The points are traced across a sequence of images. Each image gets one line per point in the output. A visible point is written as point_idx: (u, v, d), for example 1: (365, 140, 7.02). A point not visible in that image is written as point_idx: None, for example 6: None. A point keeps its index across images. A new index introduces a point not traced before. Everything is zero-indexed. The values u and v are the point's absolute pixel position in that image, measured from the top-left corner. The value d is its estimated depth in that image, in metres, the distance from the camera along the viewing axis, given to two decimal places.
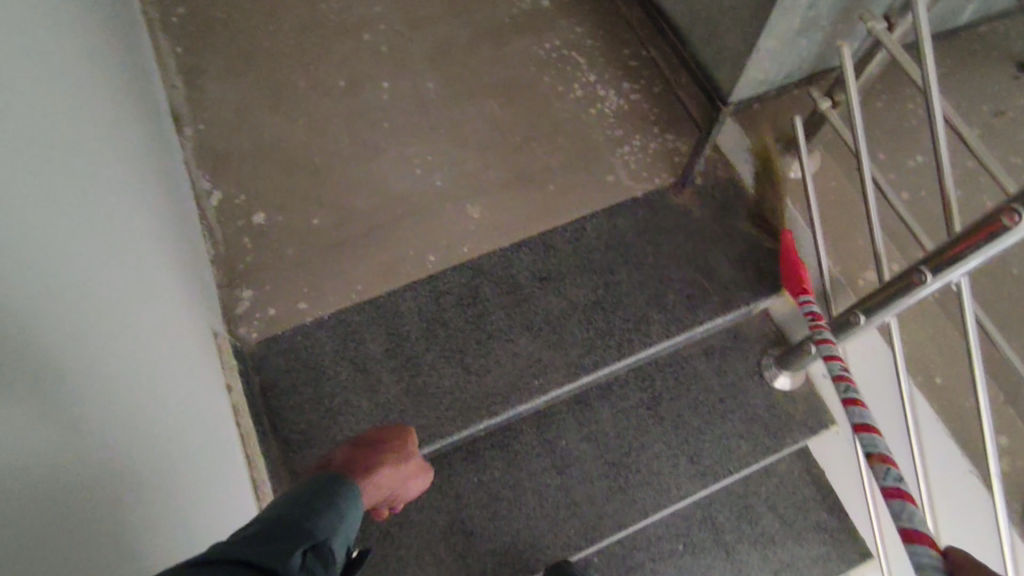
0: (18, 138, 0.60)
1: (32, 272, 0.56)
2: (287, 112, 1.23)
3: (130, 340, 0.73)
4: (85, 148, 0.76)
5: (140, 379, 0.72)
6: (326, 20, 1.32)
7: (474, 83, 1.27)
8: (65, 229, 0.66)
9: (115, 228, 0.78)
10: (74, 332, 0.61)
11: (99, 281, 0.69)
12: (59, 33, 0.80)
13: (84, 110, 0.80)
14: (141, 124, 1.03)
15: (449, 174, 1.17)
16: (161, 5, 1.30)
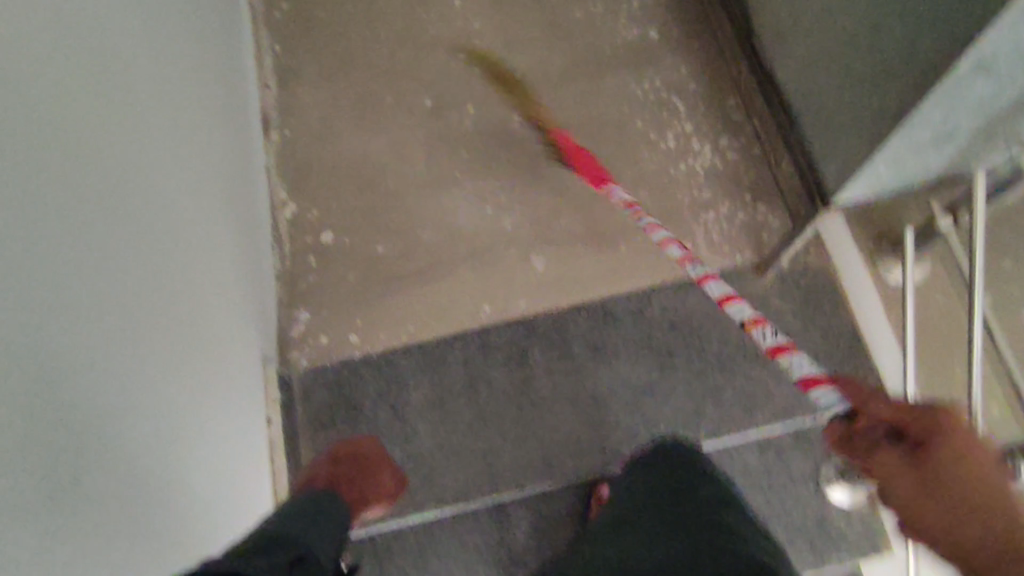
0: (118, 176, 0.63)
1: (111, 315, 0.59)
2: (370, 128, 1.22)
3: (189, 358, 0.75)
4: (167, 145, 0.76)
5: (193, 398, 0.75)
6: (423, 32, 1.29)
7: (562, 117, 1.21)
8: (155, 266, 0.69)
9: (183, 231, 0.78)
10: (135, 366, 0.62)
11: (169, 309, 0.71)
12: (167, 50, 0.82)
13: (172, 106, 0.80)
14: (230, 130, 1.05)
15: (519, 215, 1.13)
16: (268, 2, 1.32)
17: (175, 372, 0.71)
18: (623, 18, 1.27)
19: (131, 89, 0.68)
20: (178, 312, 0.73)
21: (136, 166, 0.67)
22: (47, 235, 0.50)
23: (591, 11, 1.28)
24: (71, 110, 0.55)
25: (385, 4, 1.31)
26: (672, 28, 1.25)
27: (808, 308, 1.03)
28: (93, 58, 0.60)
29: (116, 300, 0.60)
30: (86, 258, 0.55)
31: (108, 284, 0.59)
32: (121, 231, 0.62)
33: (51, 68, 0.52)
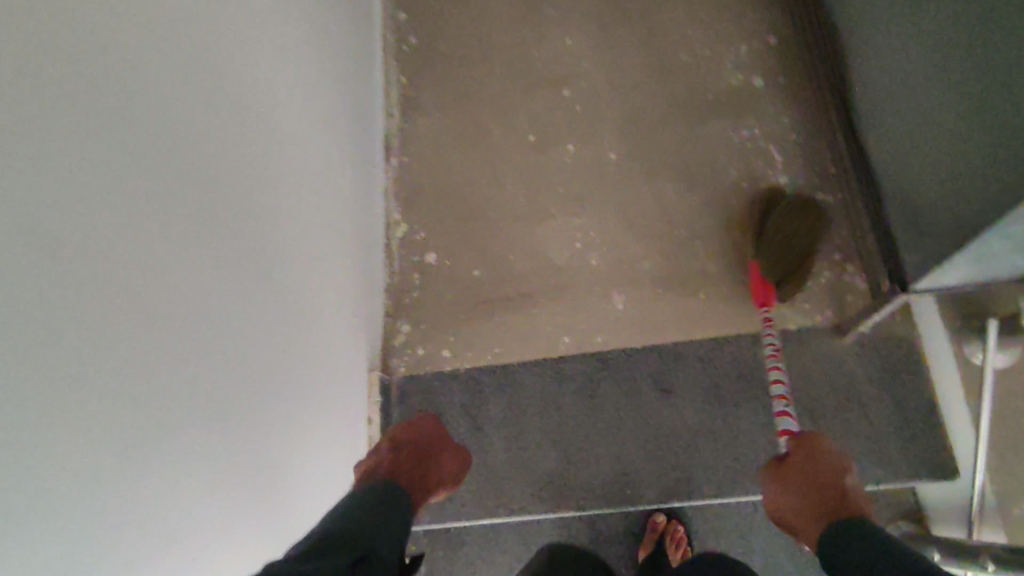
0: (258, 217, 0.78)
1: (246, 331, 0.74)
2: (477, 159, 1.34)
3: (303, 363, 0.91)
4: (285, 188, 0.87)
5: (303, 398, 0.91)
6: (534, 70, 1.38)
7: (656, 161, 1.26)
8: (279, 286, 0.84)
9: (295, 264, 0.89)
10: (263, 372, 0.78)
11: (288, 325, 0.87)
12: (304, 100, 0.97)
13: (294, 151, 0.91)
14: (355, 161, 1.20)
15: (606, 255, 1.20)
16: (399, 36, 1.46)
17: (291, 376, 0.86)
18: (729, 64, 1.29)
19: (258, 149, 0.79)
20: (283, 337, 0.85)
21: (259, 216, 0.78)
22: (184, 287, 0.61)
23: (697, 55, 1.31)
24: (207, 175, 0.66)
25: (500, 41, 1.42)
26: (777, 78, 1.26)
27: (885, 377, 1.05)
28: (227, 128, 0.71)
29: (235, 336, 0.71)
30: (233, 286, 0.70)
31: (230, 323, 0.70)
32: (243, 274, 0.73)
33: (192, 144, 0.63)
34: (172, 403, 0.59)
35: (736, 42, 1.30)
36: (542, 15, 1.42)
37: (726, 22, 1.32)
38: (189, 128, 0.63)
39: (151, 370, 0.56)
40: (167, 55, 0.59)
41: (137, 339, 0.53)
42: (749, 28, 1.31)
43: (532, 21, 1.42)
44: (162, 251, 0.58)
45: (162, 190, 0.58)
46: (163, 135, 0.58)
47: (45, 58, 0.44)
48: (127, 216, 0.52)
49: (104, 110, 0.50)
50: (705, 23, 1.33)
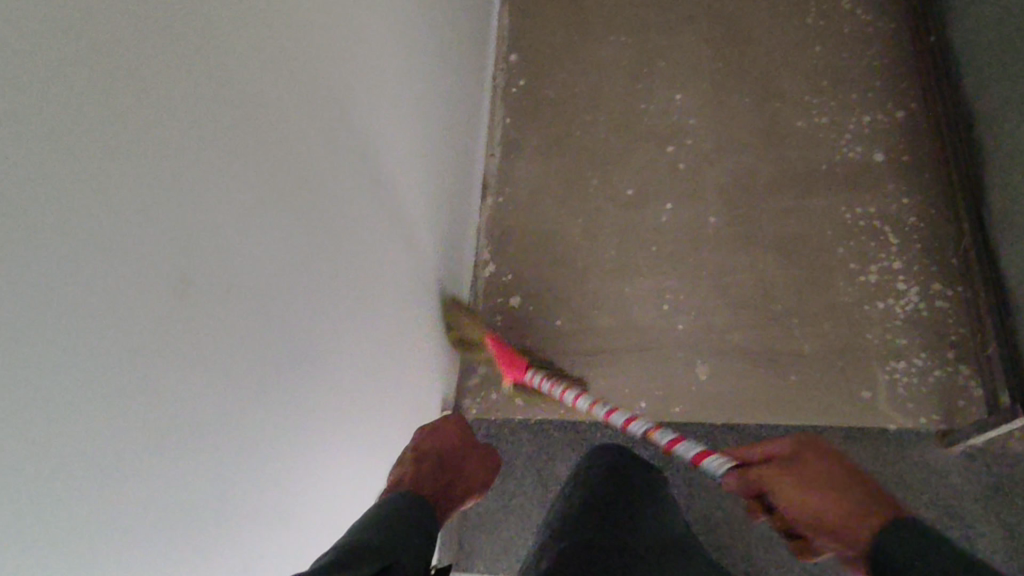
0: (350, 244, 0.82)
1: (327, 353, 0.77)
2: (571, 208, 1.34)
3: (378, 388, 0.94)
4: (383, 231, 0.92)
5: (372, 423, 0.94)
6: (639, 123, 1.38)
7: (758, 230, 1.22)
8: (365, 312, 0.87)
9: (383, 303, 0.93)
10: (336, 394, 0.81)
11: (368, 350, 0.90)
12: (411, 135, 1.01)
13: (395, 194, 0.96)
14: (452, 201, 1.24)
15: (694, 321, 1.17)
16: (509, 77, 1.50)
17: (363, 401, 0.89)
18: (848, 138, 1.24)
19: (361, 194, 0.83)
20: (363, 374, 0.88)
21: (354, 257, 0.83)
22: (282, 324, 0.66)
23: (814, 125, 1.27)
24: (313, 221, 0.71)
25: (609, 91, 1.43)
26: (902, 158, 1.20)
27: (997, 499, 0.97)
28: (337, 176, 0.76)
29: (317, 372, 0.75)
30: (318, 308, 0.74)
31: (314, 359, 0.74)
32: (331, 313, 0.78)
33: (305, 192, 0.68)
34: (259, 432, 0.63)
35: (859, 116, 1.25)
36: (656, 69, 1.42)
37: (850, 93, 1.28)
38: (308, 178, 0.68)
39: (250, 397, 0.60)
40: (299, 113, 0.65)
41: (242, 370, 0.59)
42: (874, 101, 1.26)
43: (645, 75, 1.42)
44: (272, 291, 0.63)
45: (278, 237, 0.63)
46: (285, 184, 0.63)
47: (205, 107, 0.49)
48: (251, 259, 0.58)
49: (246, 161, 0.56)
50: (828, 94, 1.29)
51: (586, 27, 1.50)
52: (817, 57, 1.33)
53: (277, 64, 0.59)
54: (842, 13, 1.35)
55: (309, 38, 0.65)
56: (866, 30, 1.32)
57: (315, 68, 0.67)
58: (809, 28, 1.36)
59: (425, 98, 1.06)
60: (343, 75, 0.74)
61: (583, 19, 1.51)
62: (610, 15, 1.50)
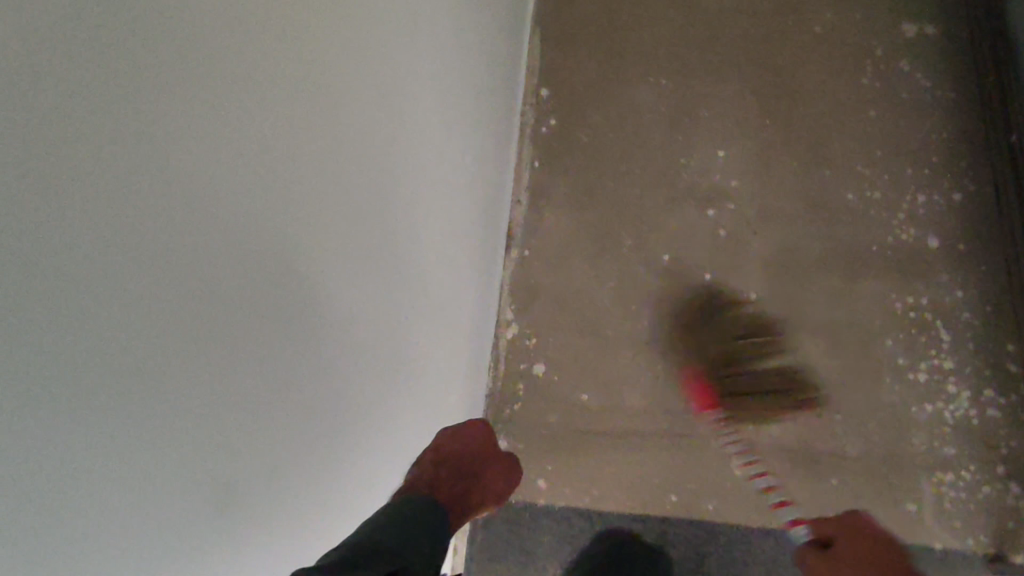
0: (377, 257, 0.67)
1: (343, 390, 0.63)
2: (601, 270, 1.26)
3: (387, 418, 0.81)
4: (411, 259, 0.83)
5: (381, 456, 0.81)
6: (679, 180, 1.29)
7: (803, 312, 1.15)
8: (381, 330, 0.73)
9: (405, 341, 0.85)
10: (350, 435, 0.68)
11: (382, 376, 0.76)
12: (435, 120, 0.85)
13: (425, 217, 0.86)
14: (478, 258, 1.17)
15: (731, 409, 1.12)
16: (539, 115, 1.39)
17: (373, 435, 0.77)
18: (901, 218, 1.17)
19: (399, 227, 0.74)
20: (384, 398, 0.78)
21: (388, 297, 0.74)
22: (315, 394, 0.56)
23: (867, 200, 1.20)
24: (357, 275, 0.61)
25: (647, 139, 1.33)
26: (958, 246, 1.13)
27: None
28: (383, 214, 0.66)
29: (347, 437, 0.67)
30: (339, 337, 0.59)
31: (344, 424, 0.66)
32: (364, 342, 0.68)
33: (349, 237, 0.58)
34: (285, 513, 0.55)
35: (914, 193, 1.18)
36: (697, 119, 1.32)
37: (907, 167, 1.20)
38: (352, 227, 0.58)
39: (274, 479, 0.51)
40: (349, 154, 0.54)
41: (271, 445, 0.49)
42: (933, 180, 1.18)
43: (686, 125, 1.32)
44: (308, 346, 0.53)
45: (320, 295, 0.53)
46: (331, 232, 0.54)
47: (222, 141, 0.36)
48: (287, 322, 0.49)
49: (281, 208, 0.44)
50: (882, 166, 1.21)
51: (622, 62, 1.39)
52: (872, 122, 1.25)
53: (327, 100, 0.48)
54: (900, 75, 1.26)
55: (366, 62, 0.53)
56: (928, 97, 1.24)
57: (370, 97, 0.56)
58: (865, 88, 1.27)
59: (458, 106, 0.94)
60: (399, 102, 0.63)
61: (621, 54, 1.39)
62: (647, 49, 1.38)
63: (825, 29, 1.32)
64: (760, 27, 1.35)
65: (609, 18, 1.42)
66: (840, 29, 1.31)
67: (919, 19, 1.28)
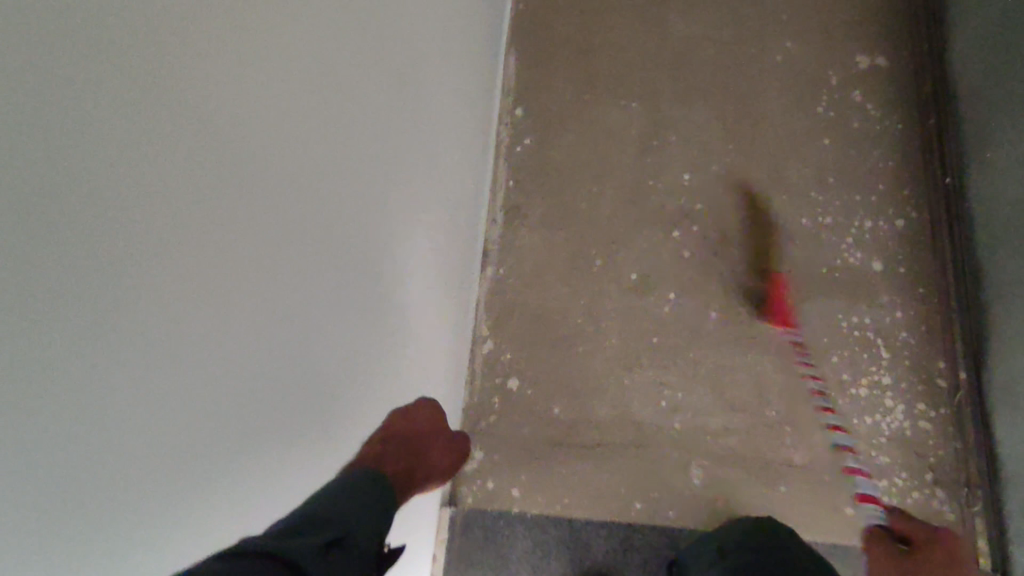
0: (369, 160, 0.69)
1: (336, 284, 0.64)
2: (572, 287, 1.32)
3: (377, 333, 0.82)
4: (407, 238, 0.90)
5: (372, 371, 0.82)
6: (646, 200, 1.36)
7: (759, 331, 1.24)
8: (373, 235, 0.75)
9: (395, 297, 0.89)
10: (341, 336, 0.69)
11: (372, 289, 0.78)
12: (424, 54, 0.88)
13: (419, 201, 0.94)
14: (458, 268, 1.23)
15: (691, 421, 1.21)
16: (514, 136, 1.45)
17: (365, 346, 0.78)
18: (849, 242, 1.26)
19: (393, 202, 0.80)
20: (376, 310, 0.80)
21: (380, 270, 0.80)
22: (320, 347, 0.62)
23: (818, 224, 1.28)
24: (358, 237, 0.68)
25: (617, 160, 1.39)
26: (899, 269, 1.23)
27: None
28: (375, 186, 0.72)
29: (341, 373, 0.70)
30: (335, 230, 0.61)
31: (347, 379, 0.72)
32: (358, 240, 0.69)
33: (348, 131, 0.60)
34: (284, 406, 0.55)
35: (862, 219, 1.27)
36: (665, 142, 1.39)
37: (856, 194, 1.29)
38: (359, 194, 0.65)
39: (272, 353, 0.51)
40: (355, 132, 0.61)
41: (290, 378, 0.54)
42: (878, 206, 1.27)
43: (653, 147, 1.39)
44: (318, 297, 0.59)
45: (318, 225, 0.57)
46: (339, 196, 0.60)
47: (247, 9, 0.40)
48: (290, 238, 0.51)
49: (287, 148, 0.48)
50: (835, 192, 1.30)
51: (596, 85, 1.45)
52: (826, 150, 1.33)
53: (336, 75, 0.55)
54: (853, 105, 1.34)
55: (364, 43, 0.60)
56: (876, 126, 1.32)
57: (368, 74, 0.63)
58: (822, 116, 1.35)
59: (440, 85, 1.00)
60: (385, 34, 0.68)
61: (593, 77, 1.45)
62: (620, 73, 1.45)
63: (786, 58, 1.40)
64: (726, 55, 1.42)
65: (584, 41, 1.48)
66: (800, 58, 1.39)
67: (873, 52, 1.37)
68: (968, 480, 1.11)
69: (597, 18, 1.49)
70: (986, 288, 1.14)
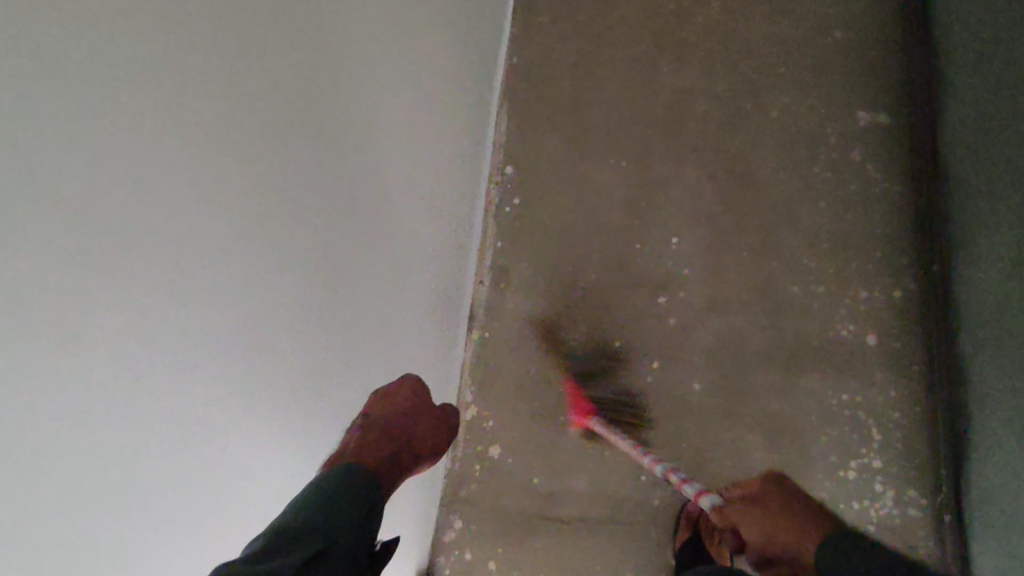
0: (261, 86, 0.88)
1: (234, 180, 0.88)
2: (555, 353, 1.31)
3: (334, 255, 1.06)
4: (365, 201, 1.09)
5: (334, 298, 1.06)
6: (633, 264, 1.33)
7: (743, 404, 1.22)
8: (300, 156, 0.96)
9: (358, 246, 1.09)
10: (261, 231, 0.93)
11: (314, 203, 1.00)
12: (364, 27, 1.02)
13: (382, 177, 1.11)
14: None
15: (670, 496, 1.23)
16: (501, 193, 1.42)
17: (315, 264, 1.02)
18: (842, 314, 1.22)
19: (326, 141, 0.99)
20: (323, 232, 1.02)
21: (325, 203, 1.01)
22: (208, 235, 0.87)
23: (811, 294, 1.24)
24: (218, 218, 0.87)
25: (605, 219, 1.37)
26: (893, 344, 1.19)
27: None
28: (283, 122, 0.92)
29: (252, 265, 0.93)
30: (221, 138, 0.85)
31: (272, 289, 0.97)
32: (266, 164, 0.91)
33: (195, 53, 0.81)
34: (155, 273, 0.83)
35: (856, 289, 1.23)
36: (653, 202, 1.36)
37: (850, 261, 1.24)
38: (250, 149, 0.88)
39: (116, 236, 0.78)
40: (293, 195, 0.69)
41: (159, 248, 0.82)
42: (876, 277, 1.23)
43: (642, 207, 1.36)
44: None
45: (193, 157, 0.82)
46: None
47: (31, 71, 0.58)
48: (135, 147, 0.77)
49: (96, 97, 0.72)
50: (830, 261, 1.25)
51: (585, 141, 1.42)
52: (821, 214, 1.28)
53: (165, 58, 0.77)
54: (851, 165, 1.29)
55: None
56: (874, 190, 1.27)
57: (195, 54, 0.80)
58: (816, 176, 1.30)
59: (377, 122, 1.07)
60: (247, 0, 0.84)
61: (582, 132, 1.43)
62: (608, 128, 1.42)
63: (781, 112, 1.35)
64: (718, 108, 1.38)
65: (573, 93, 1.45)
66: (795, 114, 1.34)
67: (873, 107, 1.31)
68: (948, 568, 1.11)
69: (585, 68, 1.45)
70: (962, 372, 1.10)
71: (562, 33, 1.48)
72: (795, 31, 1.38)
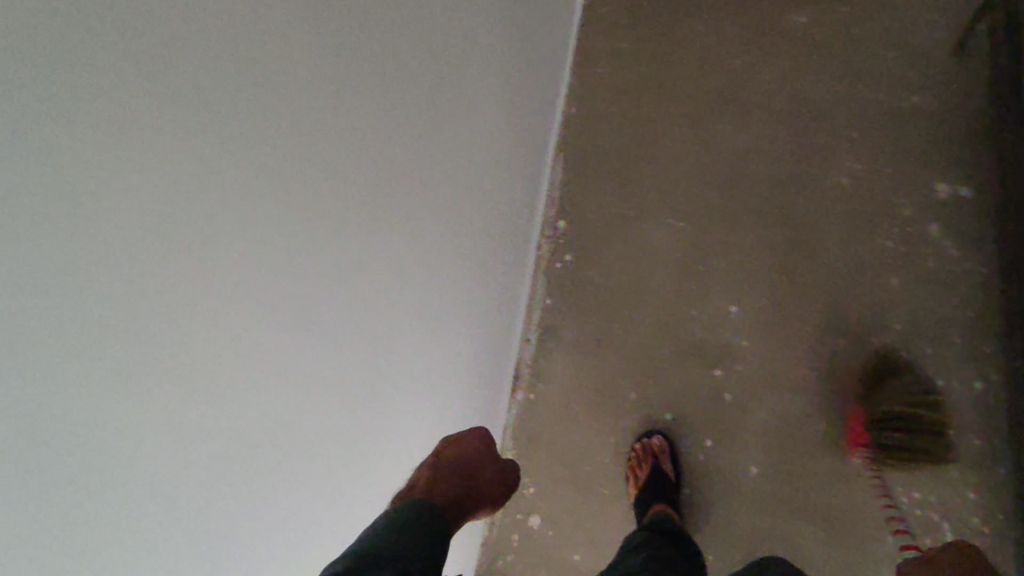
0: (405, 146, 0.81)
1: (382, 241, 0.80)
2: (603, 419, 1.28)
3: (442, 290, 1.02)
4: (457, 234, 1.03)
5: (432, 335, 1.03)
6: (688, 330, 1.28)
7: (803, 492, 1.16)
8: (428, 191, 0.90)
9: (452, 276, 1.05)
10: (394, 283, 0.86)
11: (432, 236, 0.95)
12: (473, 69, 0.98)
13: (468, 209, 1.06)
14: (471, 389, 1.21)
15: None
16: (554, 249, 1.41)
17: (428, 294, 0.98)
18: None
19: (442, 179, 0.94)
20: (432, 267, 0.97)
21: (436, 241, 0.96)
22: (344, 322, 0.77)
23: None
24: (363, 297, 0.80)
25: (659, 280, 1.32)
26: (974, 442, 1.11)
27: None
28: (412, 174, 0.85)
29: (381, 337, 0.86)
30: (374, 199, 0.76)
31: (390, 354, 0.90)
32: (399, 223, 0.84)
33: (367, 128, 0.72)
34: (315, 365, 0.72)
35: (931, 376, 1.15)
36: (711, 265, 1.30)
37: (926, 347, 1.17)
38: (390, 220, 0.81)
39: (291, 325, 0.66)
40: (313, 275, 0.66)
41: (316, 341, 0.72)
42: (952, 365, 1.15)
43: (699, 271, 1.31)
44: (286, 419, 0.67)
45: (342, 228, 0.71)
46: (296, 295, 0.67)
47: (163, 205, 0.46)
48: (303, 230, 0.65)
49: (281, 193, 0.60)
50: (900, 343, 1.18)
51: (641, 200, 1.38)
52: (893, 291, 1.21)
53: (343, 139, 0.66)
54: (930, 240, 1.22)
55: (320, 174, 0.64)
56: (955, 269, 1.19)
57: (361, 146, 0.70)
58: (889, 251, 1.23)
59: (469, 159, 1.03)
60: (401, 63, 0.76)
61: (639, 188, 1.39)
62: (666, 187, 1.37)
63: (852, 180, 1.28)
64: (786, 170, 1.32)
65: (633, 148, 1.41)
66: (868, 183, 1.27)
67: (954, 180, 1.24)
68: None
69: (648, 122, 1.42)
70: None
71: (625, 87, 1.46)
72: (869, 96, 1.32)
